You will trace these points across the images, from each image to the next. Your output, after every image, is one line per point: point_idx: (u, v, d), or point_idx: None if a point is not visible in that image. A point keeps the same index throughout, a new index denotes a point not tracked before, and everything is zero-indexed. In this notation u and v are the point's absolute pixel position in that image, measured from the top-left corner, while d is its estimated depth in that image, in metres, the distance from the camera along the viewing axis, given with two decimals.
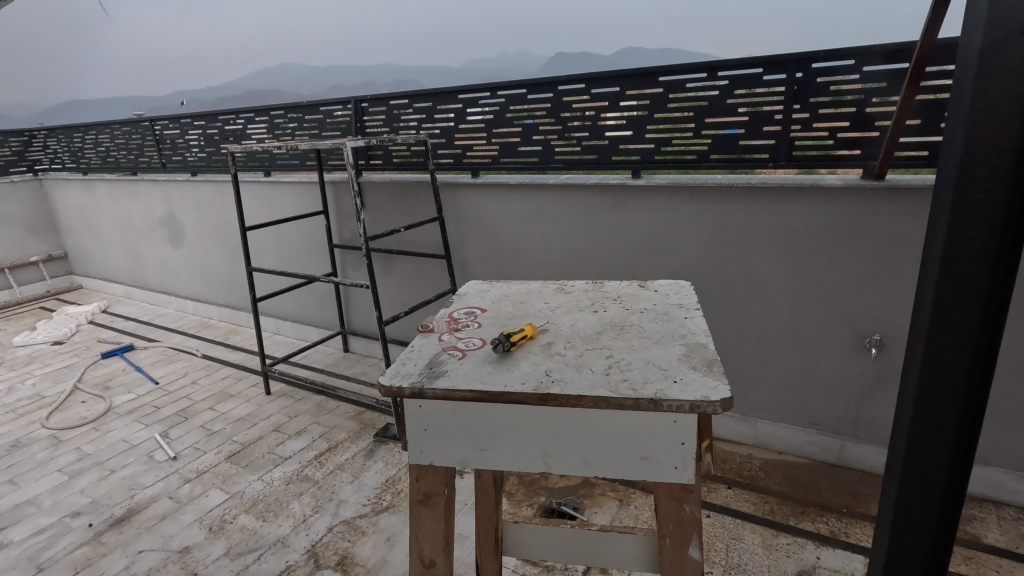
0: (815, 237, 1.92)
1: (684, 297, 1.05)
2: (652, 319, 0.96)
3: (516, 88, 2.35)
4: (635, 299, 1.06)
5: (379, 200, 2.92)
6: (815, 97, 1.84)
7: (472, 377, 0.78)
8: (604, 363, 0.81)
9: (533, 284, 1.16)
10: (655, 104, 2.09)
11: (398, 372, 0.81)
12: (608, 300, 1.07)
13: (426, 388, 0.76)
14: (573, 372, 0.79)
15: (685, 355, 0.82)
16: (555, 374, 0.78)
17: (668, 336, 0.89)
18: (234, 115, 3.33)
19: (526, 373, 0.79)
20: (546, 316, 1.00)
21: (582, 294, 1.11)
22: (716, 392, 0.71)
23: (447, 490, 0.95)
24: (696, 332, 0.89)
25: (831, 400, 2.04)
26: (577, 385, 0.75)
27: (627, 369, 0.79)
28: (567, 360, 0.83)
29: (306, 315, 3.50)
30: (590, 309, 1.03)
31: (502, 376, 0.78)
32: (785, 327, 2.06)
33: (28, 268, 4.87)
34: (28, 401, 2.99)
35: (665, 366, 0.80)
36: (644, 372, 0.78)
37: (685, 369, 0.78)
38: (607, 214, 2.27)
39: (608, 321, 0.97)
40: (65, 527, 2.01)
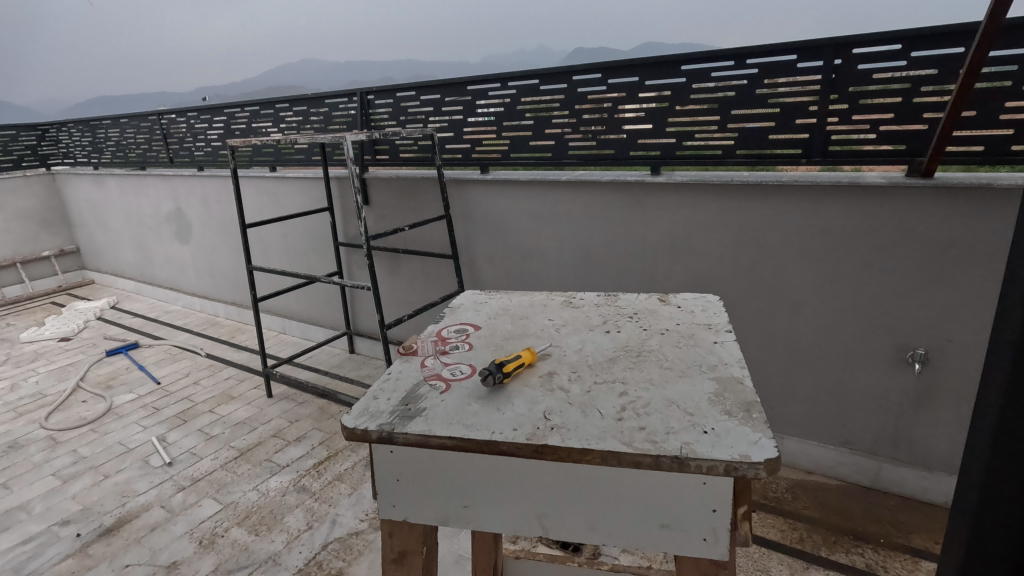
0: (852, 241, 1.75)
1: (712, 316, 0.94)
2: (672, 344, 0.86)
3: (527, 78, 2.21)
4: (653, 317, 0.96)
5: (385, 197, 2.80)
6: (855, 87, 1.67)
7: (451, 420, 0.68)
8: (617, 404, 0.70)
9: (539, 297, 1.05)
10: (677, 95, 1.94)
11: (368, 409, 0.71)
12: (622, 318, 0.96)
13: (396, 432, 0.66)
14: (579, 416, 0.68)
15: (711, 395, 0.72)
16: (557, 420, 0.67)
17: (692, 369, 0.78)
18: (240, 108, 3.24)
19: (520, 416, 0.69)
20: (550, 338, 0.89)
21: (593, 310, 1.00)
22: (753, 449, 0.61)
23: (425, 549, 0.84)
24: (728, 363, 0.79)
25: (868, 420, 1.88)
26: (583, 435, 0.64)
27: (642, 414, 0.68)
28: (571, 401, 0.72)
29: (311, 315, 3.41)
30: (603, 329, 0.92)
31: (490, 420, 0.68)
32: (816, 337, 1.89)
33: (40, 263, 4.87)
34: (30, 399, 2.94)
35: (690, 410, 0.69)
36: (664, 419, 0.67)
37: (714, 415, 0.67)
38: (624, 213, 2.12)
39: (624, 345, 0.86)
40: (53, 536, 1.93)
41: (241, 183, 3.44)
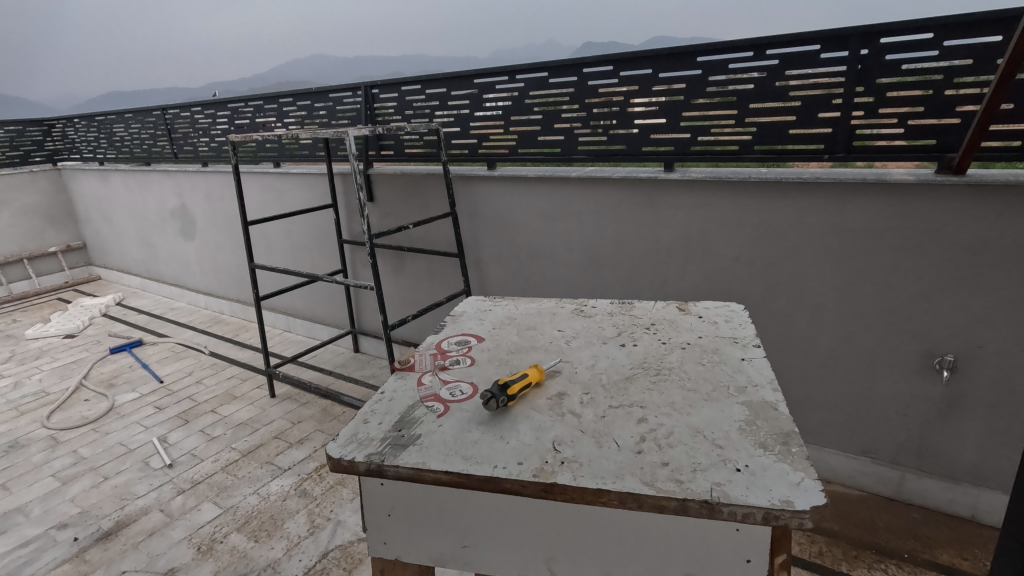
0: (876, 242, 1.67)
1: (738, 331, 1.02)
2: (689, 363, 0.92)
3: (536, 71, 2.13)
4: (671, 328, 1.05)
5: (390, 193, 2.74)
6: (882, 79, 1.58)
7: (445, 453, 0.72)
8: (637, 433, 0.74)
9: (550, 308, 1.14)
10: (692, 87, 1.85)
11: (360, 441, 0.75)
12: (637, 328, 1.05)
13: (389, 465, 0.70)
14: (595, 450, 0.71)
15: (738, 426, 0.75)
16: (572, 452, 0.71)
17: (719, 393, 0.83)
18: (244, 103, 3.18)
19: (529, 450, 0.72)
20: (558, 353, 0.97)
21: (607, 320, 1.09)
22: (796, 494, 0.63)
23: None
24: (759, 385, 0.85)
25: (890, 428, 1.80)
26: (599, 471, 0.67)
27: (664, 448, 0.72)
28: (586, 428, 0.76)
29: (316, 313, 3.36)
30: (618, 341, 1.00)
31: (497, 454, 0.71)
32: (837, 341, 1.81)
33: (47, 259, 4.86)
34: (33, 398, 2.92)
35: (720, 442, 0.73)
36: (690, 453, 0.70)
37: (748, 450, 0.71)
38: (636, 211, 2.04)
39: (640, 360, 0.93)
40: (50, 540, 1.90)
41: (245, 179, 3.39)
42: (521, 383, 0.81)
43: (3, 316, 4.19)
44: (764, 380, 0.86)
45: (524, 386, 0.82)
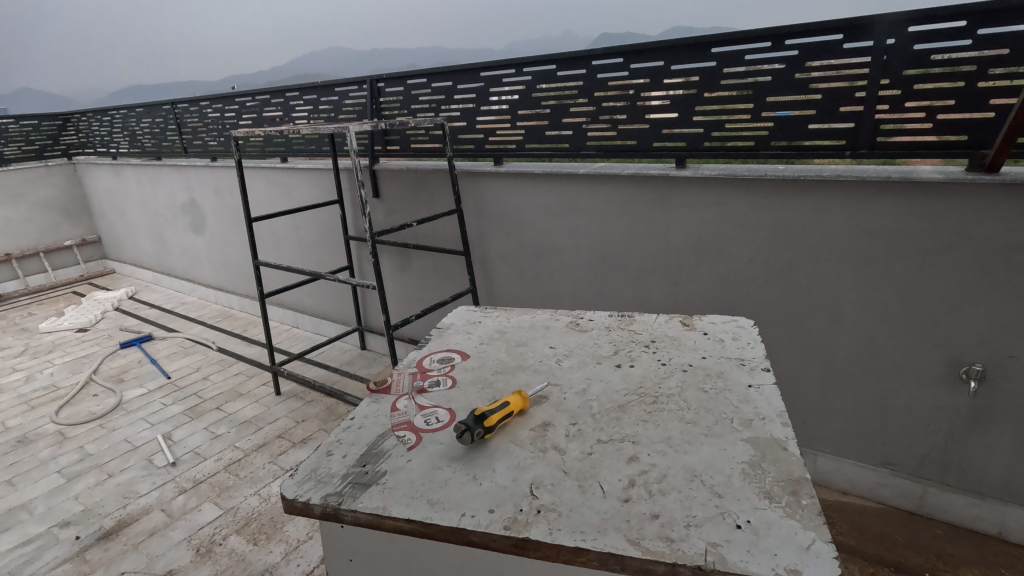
0: (900, 244, 1.58)
1: (743, 351, 1.05)
2: (688, 394, 0.92)
3: (544, 63, 2.05)
4: (668, 347, 1.09)
5: (396, 189, 2.70)
6: (909, 70, 1.48)
7: (405, 496, 0.73)
8: (626, 476, 0.74)
9: (546, 325, 1.22)
10: (705, 80, 1.77)
11: (320, 480, 0.78)
12: (634, 345, 1.10)
13: (345, 509, 0.72)
14: (576, 496, 0.71)
15: (740, 471, 0.74)
16: (550, 500, 0.71)
17: (721, 427, 0.83)
18: (251, 97, 3.15)
19: (502, 496, 0.72)
20: (548, 375, 1.01)
21: (605, 336, 1.15)
22: (807, 562, 0.60)
23: None
24: (767, 419, 0.85)
25: (911, 440, 1.72)
26: (578, 524, 0.67)
27: (655, 496, 0.70)
28: (569, 469, 0.76)
29: (322, 310, 3.35)
30: (614, 362, 1.04)
31: (467, 501, 0.72)
32: (857, 348, 1.73)
33: (63, 253, 4.92)
34: (43, 392, 2.94)
35: (719, 491, 0.71)
36: (685, 504, 0.69)
37: (751, 503, 0.69)
38: (646, 210, 1.97)
39: (635, 384, 0.97)
40: (52, 539, 1.89)
41: (253, 175, 3.38)
42: (499, 413, 0.83)
43: (19, 310, 4.24)
44: (772, 412, 0.86)
45: (502, 414, 0.84)
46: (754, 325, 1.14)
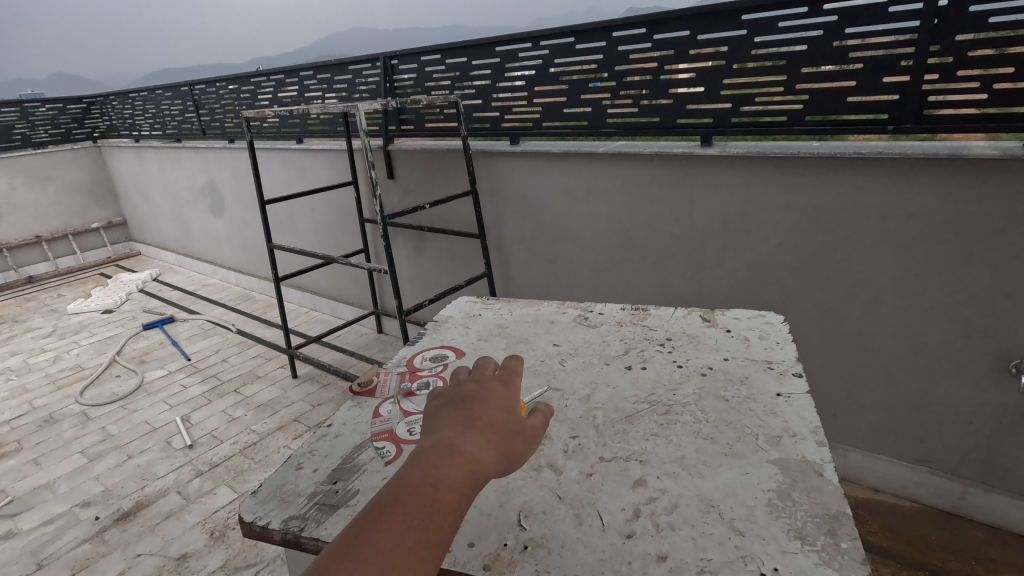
0: (946, 228, 1.46)
1: (771, 352, 0.98)
2: (704, 403, 0.85)
3: (561, 36, 1.95)
4: (684, 346, 1.02)
5: (411, 171, 2.63)
6: (962, 36, 1.35)
7: None
8: (630, 505, 0.68)
9: (558, 322, 1.15)
10: (734, 50, 1.64)
11: (284, 500, 0.74)
12: (648, 343, 1.04)
13: (305, 536, 0.68)
14: (572, 528, 0.65)
15: (766, 502, 0.67)
16: (541, 532, 0.65)
17: (744, 446, 0.76)
18: (265, 77, 3.10)
19: (487, 527, 0.67)
20: (551, 379, 0.95)
21: (617, 333, 1.08)
22: None
23: None
24: (798, 436, 0.77)
25: (951, 436, 1.61)
26: (570, 565, 0.60)
27: (662, 532, 0.64)
28: (565, 494, 0.70)
29: (339, 293, 3.33)
30: (626, 363, 0.98)
31: None
32: (895, 337, 1.62)
33: (91, 235, 5.01)
34: (69, 372, 3.01)
35: (737, 525, 0.64)
36: (697, 544, 0.62)
37: (779, 545, 0.61)
38: (668, 191, 1.87)
39: (648, 389, 0.90)
40: (73, 519, 1.92)
41: (270, 158, 3.35)
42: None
43: (50, 291, 4.35)
44: (805, 428, 0.79)
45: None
46: (782, 322, 1.06)
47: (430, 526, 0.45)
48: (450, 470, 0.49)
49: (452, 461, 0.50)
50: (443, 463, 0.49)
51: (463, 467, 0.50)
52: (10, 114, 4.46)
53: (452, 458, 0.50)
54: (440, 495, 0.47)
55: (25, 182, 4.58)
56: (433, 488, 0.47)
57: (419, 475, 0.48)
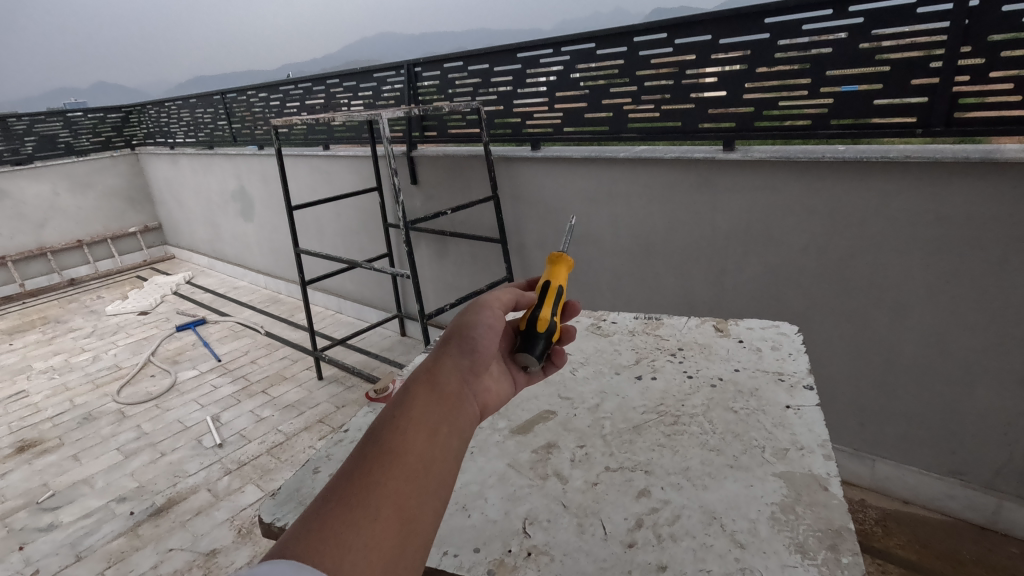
0: (977, 233, 1.42)
1: (783, 363, 0.97)
2: (712, 415, 0.85)
3: (582, 42, 1.95)
4: (697, 357, 1.01)
5: (433, 177, 2.67)
6: (994, 36, 1.31)
7: None
8: (633, 515, 0.68)
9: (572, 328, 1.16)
10: (757, 54, 1.63)
11: (300, 504, 0.76)
12: (659, 353, 1.04)
13: None
14: (574, 538, 0.66)
15: (769, 515, 0.67)
16: (544, 540, 0.66)
17: (751, 458, 0.76)
18: (294, 86, 3.18)
19: (492, 534, 0.68)
20: (563, 388, 0.96)
21: (629, 342, 1.09)
22: None
23: None
24: (806, 449, 0.77)
25: (983, 447, 1.57)
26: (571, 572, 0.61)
27: (664, 542, 0.64)
28: (569, 503, 0.71)
29: (364, 296, 3.39)
30: (637, 372, 0.98)
31: (455, 537, 0.68)
32: (925, 345, 1.57)
33: (128, 239, 5.20)
34: (107, 372, 3.13)
35: (739, 537, 0.64)
36: (697, 555, 0.62)
37: (780, 558, 0.61)
38: (690, 196, 1.85)
39: (658, 400, 0.90)
40: (110, 513, 2.00)
41: (297, 164, 3.43)
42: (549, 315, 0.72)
43: (90, 293, 4.53)
44: (813, 441, 0.78)
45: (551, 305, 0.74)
46: (796, 332, 1.04)
47: (412, 460, 0.40)
48: (424, 398, 0.44)
49: (422, 391, 0.45)
50: (411, 393, 0.45)
51: (438, 395, 0.45)
52: (54, 123, 4.66)
53: (423, 387, 0.46)
54: (416, 425, 0.42)
55: (67, 188, 4.78)
56: (407, 417, 0.42)
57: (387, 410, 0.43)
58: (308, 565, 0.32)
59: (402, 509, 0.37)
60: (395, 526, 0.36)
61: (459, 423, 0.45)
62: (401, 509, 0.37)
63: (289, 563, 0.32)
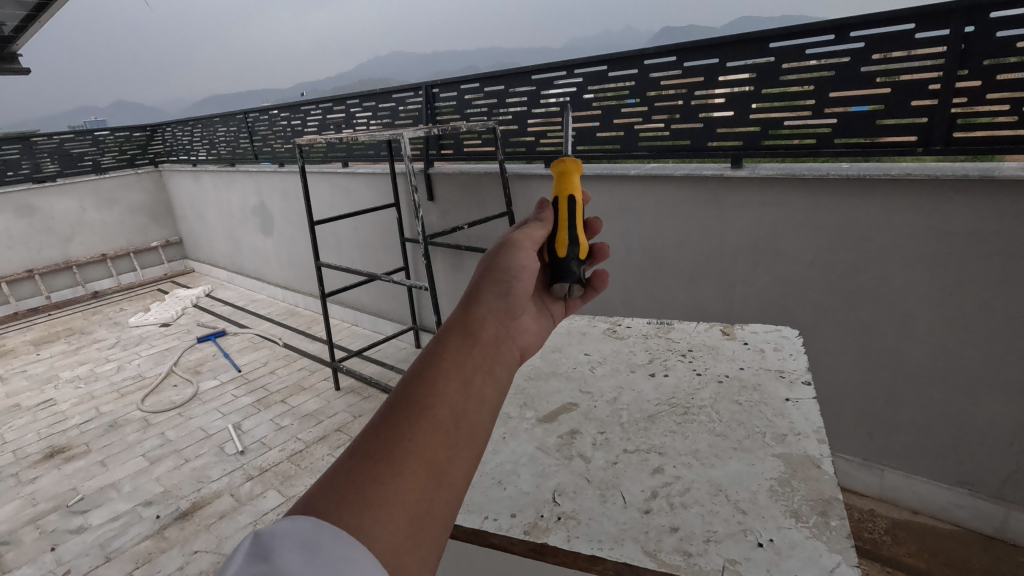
0: (978, 246, 1.47)
1: (784, 362, 1.02)
2: (720, 406, 0.91)
3: (595, 65, 2.04)
4: (705, 357, 1.07)
5: (449, 192, 2.76)
6: (990, 59, 1.38)
7: None
8: (649, 487, 0.74)
9: (588, 332, 1.22)
10: (763, 77, 1.70)
11: None
12: (670, 353, 1.10)
13: None
14: (597, 506, 0.72)
15: (768, 488, 0.72)
16: (570, 508, 0.72)
17: (753, 442, 0.82)
18: (315, 106, 3.30)
19: (526, 502, 0.74)
20: (582, 383, 1.02)
21: (642, 344, 1.15)
22: None
23: None
24: (802, 435, 0.82)
25: (989, 457, 1.60)
26: (596, 533, 0.67)
27: (676, 509, 0.70)
28: (592, 478, 0.77)
29: (380, 309, 3.47)
30: (650, 370, 1.04)
31: (492, 505, 0.74)
32: (930, 355, 1.62)
33: (150, 253, 5.36)
34: (131, 381, 3.22)
35: (744, 506, 0.70)
36: (705, 519, 0.68)
37: (776, 521, 0.67)
38: (699, 211, 1.91)
39: (670, 395, 0.96)
40: (137, 516, 2.07)
41: (317, 180, 3.55)
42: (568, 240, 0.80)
43: (113, 305, 4.66)
44: (809, 428, 0.83)
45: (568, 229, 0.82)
46: (797, 335, 1.10)
47: (440, 417, 0.42)
48: (452, 360, 0.48)
49: (452, 353, 0.49)
50: (445, 350, 0.49)
51: (467, 354, 0.49)
52: (83, 142, 4.84)
53: (459, 336, 0.51)
54: (444, 386, 0.45)
55: (93, 204, 4.95)
56: (439, 376, 0.46)
57: (418, 369, 0.47)
58: (330, 522, 0.35)
59: (429, 463, 0.40)
60: (423, 480, 0.39)
61: (487, 378, 0.48)
62: (428, 463, 0.40)
63: (315, 518, 0.35)
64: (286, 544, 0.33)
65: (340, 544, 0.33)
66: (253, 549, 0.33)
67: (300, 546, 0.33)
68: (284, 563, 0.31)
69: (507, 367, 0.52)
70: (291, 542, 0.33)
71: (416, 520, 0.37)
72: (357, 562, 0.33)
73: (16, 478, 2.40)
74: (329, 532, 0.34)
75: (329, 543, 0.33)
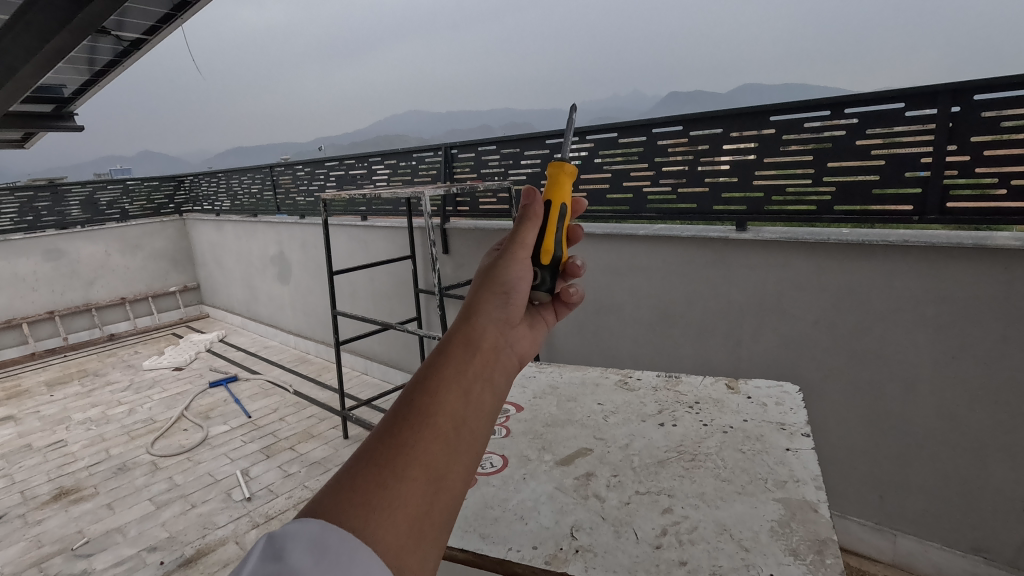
0: (978, 308, 1.52)
1: (786, 416, 1.06)
2: (726, 454, 0.95)
3: (606, 132, 2.17)
4: (713, 407, 1.12)
5: (464, 246, 2.87)
6: (976, 136, 1.48)
7: (468, 526, 0.81)
8: (659, 525, 0.78)
9: (601, 382, 1.27)
10: (764, 147, 1.82)
11: None
12: (678, 405, 1.14)
13: None
14: (612, 539, 0.76)
15: (770, 528, 0.76)
16: (587, 541, 0.76)
17: (754, 487, 0.85)
18: (338, 162, 3.48)
19: (546, 534, 0.78)
20: (596, 430, 1.06)
21: (652, 396, 1.19)
22: None
23: None
24: (801, 482, 0.86)
25: (1003, 524, 1.59)
26: (611, 564, 0.71)
27: (685, 545, 0.74)
28: (607, 516, 0.81)
29: (390, 358, 3.52)
30: (658, 420, 1.08)
31: (514, 537, 0.78)
32: (939, 415, 1.63)
33: (168, 297, 5.49)
34: (143, 425, 3.25)
35: (747, 545, 0.73)
36: (711, 555, 0.72)
37: (775, 558, 0.71)
38: (706, 269, 1.98)
39: (678, 442, 1.00)
40: (141, 562, 2.06)
41: (336, 232, 3.69)
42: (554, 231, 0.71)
43: (128, 348, 4.74)
44: (808, 475, 0.87)
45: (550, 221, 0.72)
46: (798, 391, 1.14)
47: (440, 424, 0.40)
48: (451, 366, 0.43)
49: (452, 360, 0.44)
50: (443, 362, 0.44)
51: (469, 363, 0.44)
52: (113, 190, 5.06)
53: (458, 347, 0.45)
54: (446, 391, 0.41)
55: (119, 249, 5.13)
56: (440, 383, 0.42)
57: (419, 374, 0.43)
58: (336, 525, 0.34)
59: (429, 469, 0.37)
60: (423, 485, 0.37)
61: (488, 387, 0.44)
62: (429, 468, 0.38)
63: (323, 520, 0.34)
64: (295, 543, 0.32)
65: (347, 543, 0.33)
66: (266, 550, 0.33)
67: (310, 544, 0.32)
68: (292, 562, 0.31)
69: (507, 377, 0.47)
70: (300, 543, 0.32)
71: (419, 526, 0.36)
72: (363, 560, 0.32)
73: (23, 519, 2.40)
74: (335, 534, 0.33)
75: (336, 543, 0.33)
